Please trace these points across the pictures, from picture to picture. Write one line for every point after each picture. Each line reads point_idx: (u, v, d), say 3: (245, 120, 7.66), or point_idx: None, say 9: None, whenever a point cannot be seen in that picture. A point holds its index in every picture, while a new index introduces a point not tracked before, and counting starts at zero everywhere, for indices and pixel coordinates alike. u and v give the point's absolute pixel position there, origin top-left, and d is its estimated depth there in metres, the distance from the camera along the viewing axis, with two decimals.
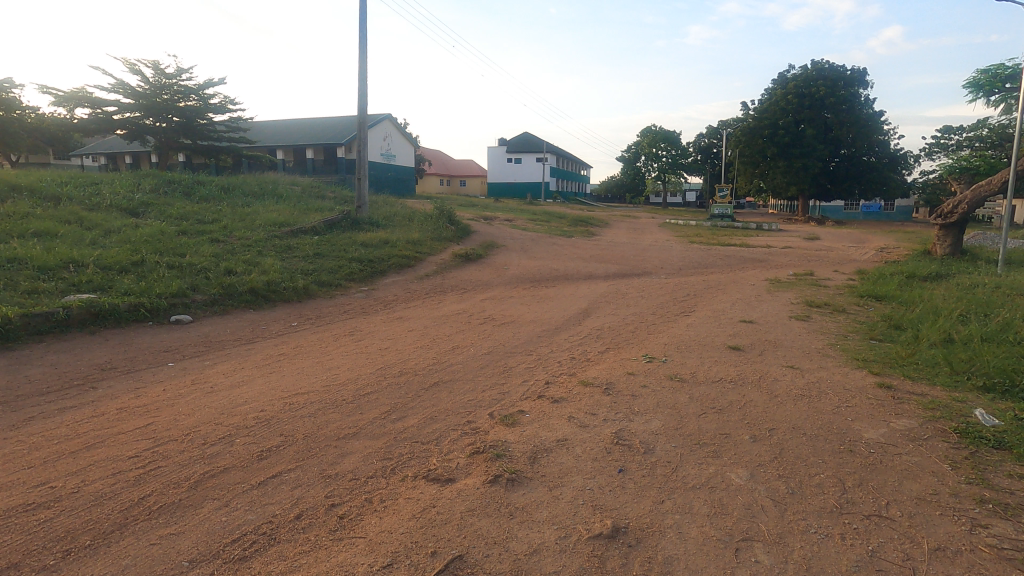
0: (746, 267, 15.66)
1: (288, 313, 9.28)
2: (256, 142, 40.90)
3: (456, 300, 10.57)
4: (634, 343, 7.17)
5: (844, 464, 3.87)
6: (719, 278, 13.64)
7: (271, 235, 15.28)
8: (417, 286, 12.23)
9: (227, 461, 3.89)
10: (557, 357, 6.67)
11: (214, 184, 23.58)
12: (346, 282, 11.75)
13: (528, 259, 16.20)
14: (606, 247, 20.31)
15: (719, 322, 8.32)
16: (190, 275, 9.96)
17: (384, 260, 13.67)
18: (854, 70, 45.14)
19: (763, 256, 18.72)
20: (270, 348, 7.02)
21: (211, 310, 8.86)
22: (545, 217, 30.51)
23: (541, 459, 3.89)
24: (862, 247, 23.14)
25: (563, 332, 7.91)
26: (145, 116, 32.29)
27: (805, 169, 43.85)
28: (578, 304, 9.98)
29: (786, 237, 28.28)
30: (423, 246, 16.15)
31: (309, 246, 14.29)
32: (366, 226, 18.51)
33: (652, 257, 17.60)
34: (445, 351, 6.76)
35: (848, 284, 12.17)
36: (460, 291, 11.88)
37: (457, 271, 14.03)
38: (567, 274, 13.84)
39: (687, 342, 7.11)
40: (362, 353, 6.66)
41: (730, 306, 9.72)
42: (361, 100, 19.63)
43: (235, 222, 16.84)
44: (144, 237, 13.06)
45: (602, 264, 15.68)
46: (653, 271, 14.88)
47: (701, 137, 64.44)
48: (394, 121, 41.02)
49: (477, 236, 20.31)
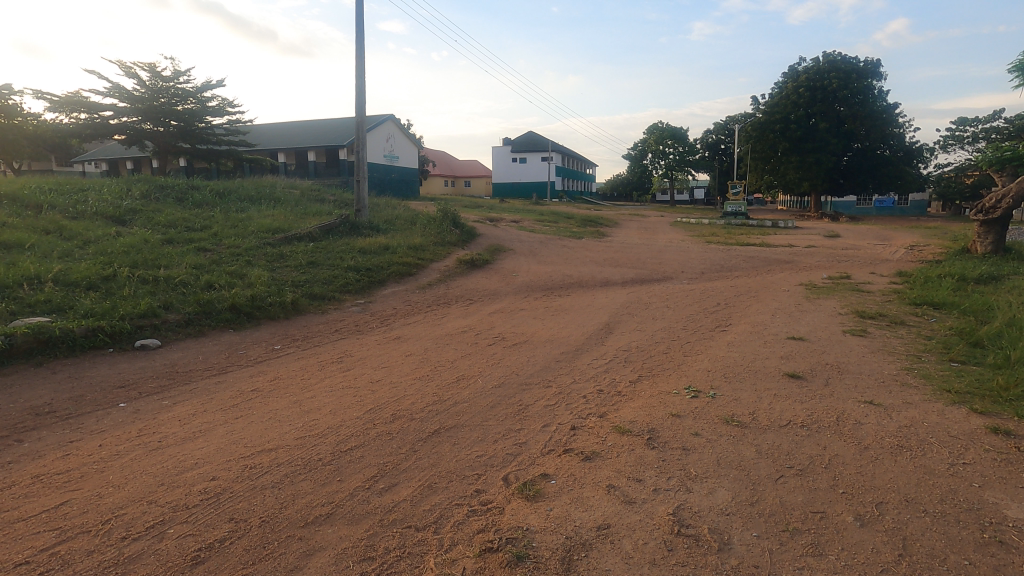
0: (773, 270, 14.55)
1: (273, 333, 8.24)
2: (257, 146, 40.10)
3: (461, 314, 9.52)
4: (671, 371, 6.07)
5: (1002, 569, 2.77)
6: (748, 283, 12.52)
7: (263, 243, 14.30)
8: (419, 297, 11.20)
9: (149, 570, 2.86)
10: (581, 390, 5.59)
11: (209, 189, 22.67)
12: (340, 295, 10.71)
13: (538, 264, 15.17)
14: (619, 248, 19.22)
15: (765, 340, 7.21)
16: (164, 290, 8.96)
17: (382, 268, 12.66)
18: (868, 62, 43.64)
19: (787, 256, 17.58)
20: (243, 381, 5.98)
21: (185, 331, 7.84)
22: (552, 217, 29.45)
23: (579, 566, 2.83)
24: (888, 245, 21.96)
25: (585, 354, 6.83)
26: (142, 120, 31.47)
27: (818, 164, 42.53)
28: (599, 317, 8.90)
29: (804, 234, 27.09)
30: (426, 251, 15.10)
31: (302, 254, 13.30)
32: (365, 231, 17.50)
33: (670, 259, 16.51)
34: (449, 384, 5.69)
35: (893, 289, 11.05)
36: (465, 302, 10.83)
37: (463, 280, 12.99)
38: (580, 280, 12.81)
39: (734, 368, 5.99)
40: (349, 388, 5.59)
41: (771, 318, 8.60)
42: (359, 99, 18.63)
43: (227, 229, 15.88)
44: (123, 247, 12.09)
45: (618, 268, 14.62)
46: (673, 276, 13.79)
47: (709, 133, 62.14)
48: (398, 122, 40.07)
49: (483, 239, 19.29)
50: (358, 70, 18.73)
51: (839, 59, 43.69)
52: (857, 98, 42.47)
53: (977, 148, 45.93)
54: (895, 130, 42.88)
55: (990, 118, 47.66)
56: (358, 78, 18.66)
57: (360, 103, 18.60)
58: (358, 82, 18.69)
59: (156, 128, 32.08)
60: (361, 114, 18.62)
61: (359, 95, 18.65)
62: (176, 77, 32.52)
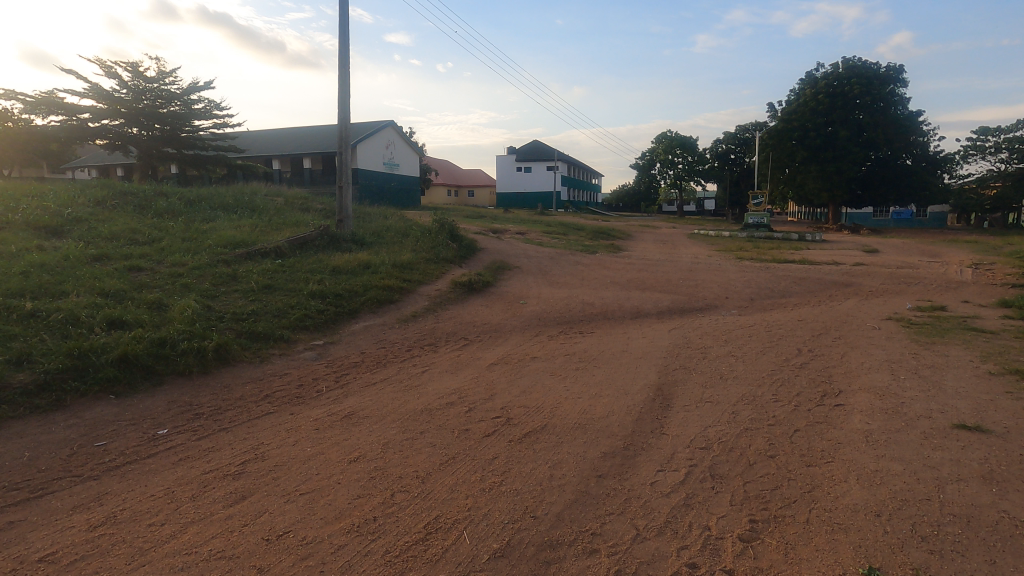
0: (834, 298, 11.95)
1: (171, 402, 5.61)
2: (250, 152, 37.83)
3: (449, 366, 6.89)
4: (810, 515, 3.40)
5: None
6: (816, 318, 9.92)
7: (217, 261, 11.76)
8: (399, 334, 8.60)
9: None
10: (657, 569, 2.94)
11: (179, 196, 20.22)
12: (293, 333, 8.11)
13: (549, 287, 12.62)
14: (641, 266, 16.65)
15: (922, 433, 4.57)
16: (34, 333, 6.37)
17: (357, 293, 10.10)
18: (890, 67, 41.01)
19: (839, 277, 14.96)
20: (46, 530, 3.37)
21: (34, 402, 5.24)
22: (560, 229, 26.89)
23: None
24: (939, 263, 19.35)
25: (644, 462, 4.18)
26: (124, 124, 29.18)
27: (839, 173, 39.89)
28: (644, 377, 6.27)
29: (838, 250, 24.40)
30: (414, 271, 12.53)
31: (259, 276, 10.75)
32: (347, 245, 14.93)
33: (706, 281, 13.96)
34: (410, 549, 3.08)
35: (1015, 330, 8.41)
36: (457, 343, 8.21)
37: (457, 309, 10.38)
38: (603, 309, 10.24)
39: (923, 511, 3.35)
40: (221, 561, 2.98)
41: (893, 381, 5.96)
42: (344, 93, 16.17)
43: (181, 242, 13.36)
44: (27, 266, 9.53)
45: (647, 292, 12.06)
46: (717, 304, 11.22)
47: (718, 144, 58.84)
48: (398, 129, 37.77)
49: (484, 254, 16.76)
50: (342, 64, 16.36)
51: (859, 64, 41.08)
52: (878, 105, 39.81)
53: (1002, 159, 43.25)
54: (919, 139, 40.24)
55: (1014, 127, 45.13)
56: (341, 73, 16.28)
57: (343, 101, 16.20)
58: (341, 77, 16.26)
59: (139, 132, 29.72)
60: (342, 113, 16.18)
61: (341, 92, 16.23)
62: (162, 78, 30.23)
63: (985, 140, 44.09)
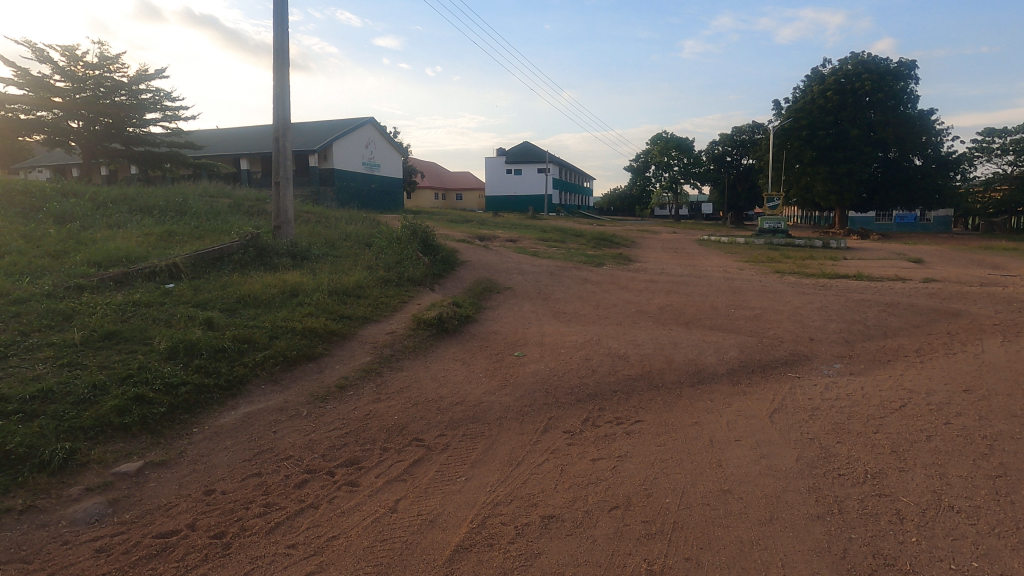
0: (953, 341, 8.25)
1: None
2: (212, 150, 33.75)
3: (363, 561, 3.10)
4: None
5: None
6: (980, 383, 6.25)
7: (63, 289, 7.86)
8: (295, 436, 4.78)
9: None
10: None
11: (91, 196, 16.13)
12: (87, 445, 4.25)
13: (553, 321, 8.90)
14: (668, 285, 12.98)
15: None
16: None
17: (255, 346, 6.30)
18: (902, 62, 37.72)
19: (923, 301, 11.34)
20: None
21: None
22: (557, 236, 23.28)
23: None
24: (1010, 279, 15.82)
25: None
26: (62, 116, 24.46)
27: (849, 175, 36.25)
28: None
29: (876, 261, 20.96)
30: (362, 300, 8.76)
31: (109, 314, 6.90)
32: (279, 261, 11.07)
33: (760, 308, 10.31)
34: None
35: None
36: (398, 458, 4.42)
37: (414, 368, 6.56)
38: (642, 368, 6.52)
39: None
40: None
41: None
42: (281, 65, 12.34)
43: (36, 258, 9.43)
44: None
45: (697, 332, 8.39)
46: (805, 353, 7.55)
47: (714, 144, 53.48)
48: (378, 126, 33.95)
49: (464, 269, 13.02)
50: (279, 28, 12.59)
51: (869, 59, 37.69)
52: (890, 103, 36.44)
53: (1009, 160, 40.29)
54: (933, 139, 36.96)
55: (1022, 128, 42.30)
56: (278, 41, 12.53)
57: (280, 75, 12.38)
58: (277, 44, 12.49)
59: (81, 126, 25.31)
60: (280, 90, 12.38)
61: (277, 63, 12.42)
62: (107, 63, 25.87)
63: (992, 142, 41.33)
